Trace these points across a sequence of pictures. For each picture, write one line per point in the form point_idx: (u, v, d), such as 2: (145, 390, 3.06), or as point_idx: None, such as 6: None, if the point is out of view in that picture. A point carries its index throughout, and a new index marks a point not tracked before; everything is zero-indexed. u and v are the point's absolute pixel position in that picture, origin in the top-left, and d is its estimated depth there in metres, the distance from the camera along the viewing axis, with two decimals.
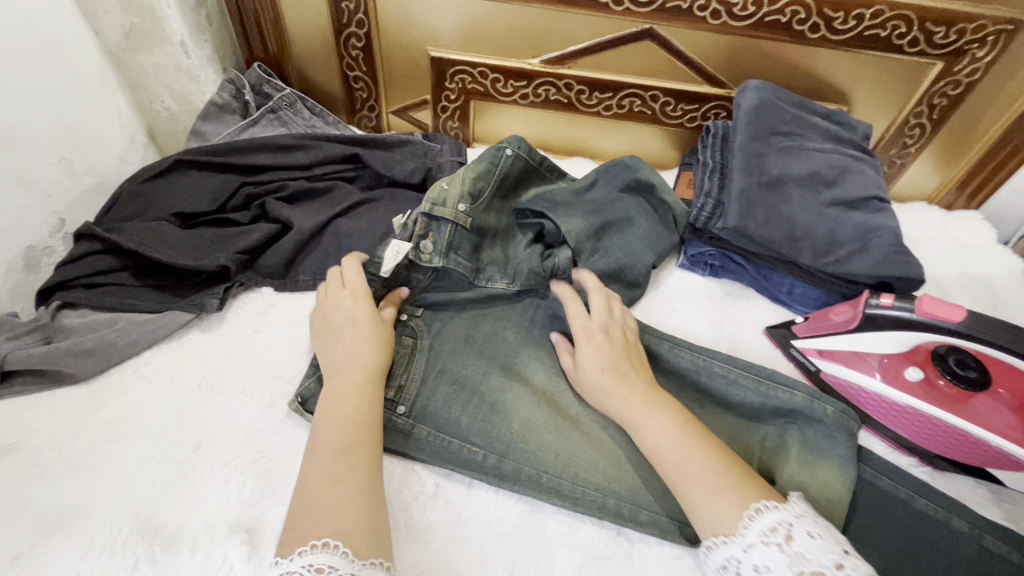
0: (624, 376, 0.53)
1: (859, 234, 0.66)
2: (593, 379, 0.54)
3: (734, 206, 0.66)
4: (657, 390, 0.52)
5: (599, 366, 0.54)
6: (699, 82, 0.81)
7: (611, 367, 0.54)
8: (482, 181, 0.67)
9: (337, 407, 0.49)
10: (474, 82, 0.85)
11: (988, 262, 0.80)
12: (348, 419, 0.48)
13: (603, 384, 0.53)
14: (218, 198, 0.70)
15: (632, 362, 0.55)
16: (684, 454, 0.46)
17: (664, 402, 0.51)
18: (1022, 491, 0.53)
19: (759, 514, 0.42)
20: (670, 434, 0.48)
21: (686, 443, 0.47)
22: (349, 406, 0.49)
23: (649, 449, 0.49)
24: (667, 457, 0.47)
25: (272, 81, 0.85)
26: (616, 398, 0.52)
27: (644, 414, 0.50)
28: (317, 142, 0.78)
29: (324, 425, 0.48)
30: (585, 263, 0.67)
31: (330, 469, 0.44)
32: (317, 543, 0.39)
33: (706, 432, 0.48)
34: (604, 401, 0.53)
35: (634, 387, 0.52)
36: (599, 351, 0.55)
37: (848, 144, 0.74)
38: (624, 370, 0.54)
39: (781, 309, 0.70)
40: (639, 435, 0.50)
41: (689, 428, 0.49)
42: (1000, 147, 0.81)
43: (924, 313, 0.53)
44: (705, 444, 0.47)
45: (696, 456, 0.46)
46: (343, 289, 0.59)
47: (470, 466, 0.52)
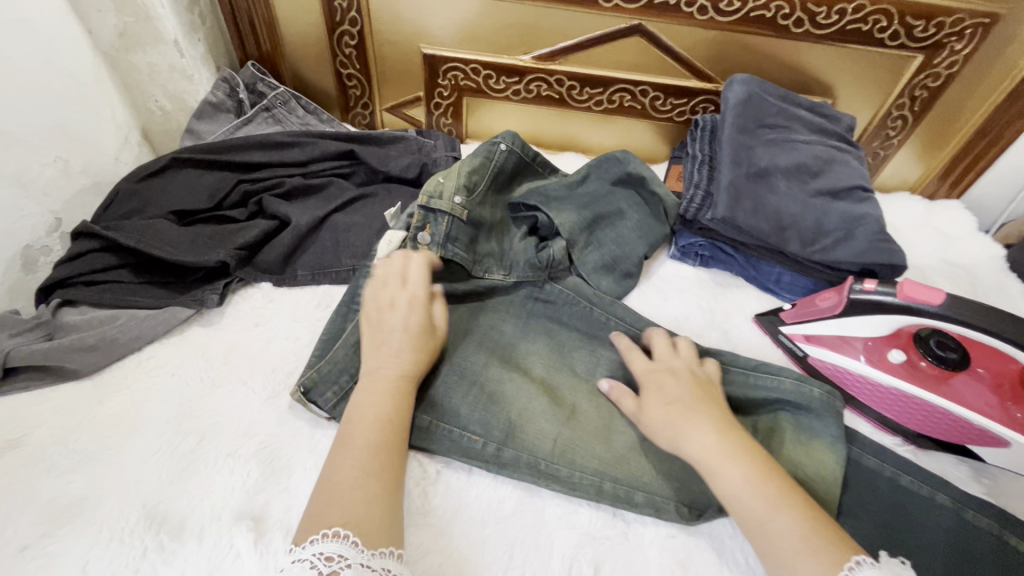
0: (696, 410, 0.50)
1: (843, 223, 0.68)
2: (660, 418, 0.51)
3: (723, 196, 0.67)
4: (734, 430, 0.49)
5: (667, 404, 0.51)
6: (687, 77, 0.82)
7: (681, 401, 0.51)
8: (478, 174, 0.69)
9: (370, 406, 0.49)
10: (466, 78, 0.86)
11: (968, 249, 0.82)
12: (367, 411, 0.49)
13: (672, 422, 0.50)
14: (215, 196, 0.71)
15: (704, 397, 0.51)
16: (768, 510, 0.43)
17: (743, 444, 0.47)
18: (1001, 466, 0.55)
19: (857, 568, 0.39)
20: (751, 484, 0.44)
21: (770, 498, 0.44)
22: (382, 407, 0.50)
23: (727, 497, 0.45)
24: (747, 508, 0.44)
25: (265, 80, 0.86)
26: (689, 435, 0.48)
27: (723, 459, 0.46)
28: (312, 139, 0.79)
29: (358, 426, 0.48)
30: (580, 254, 0.69)
31: (361, 466, 0.45)
32: (328, 532, 0.41)
33: (787, 480, 0.45)
34: (675, 441, 0.49)
35: (709, 425, 0.49)
36: (663, 390, 0.53)
37: (832, 135, 0.76)
38: (696, 405, 0.50)
39: (770, 297, 0.72)
40: (714, 481, 0.46)
41: (773, 479, 0.45)
42: (980, 138, 0.84)
43: (905, 297, 0.54)
44: (789, 498, 0.44)
45: (781, 513, 0.43)
46: (403, 288, 0.58)
47: (470, 454, 0.53)
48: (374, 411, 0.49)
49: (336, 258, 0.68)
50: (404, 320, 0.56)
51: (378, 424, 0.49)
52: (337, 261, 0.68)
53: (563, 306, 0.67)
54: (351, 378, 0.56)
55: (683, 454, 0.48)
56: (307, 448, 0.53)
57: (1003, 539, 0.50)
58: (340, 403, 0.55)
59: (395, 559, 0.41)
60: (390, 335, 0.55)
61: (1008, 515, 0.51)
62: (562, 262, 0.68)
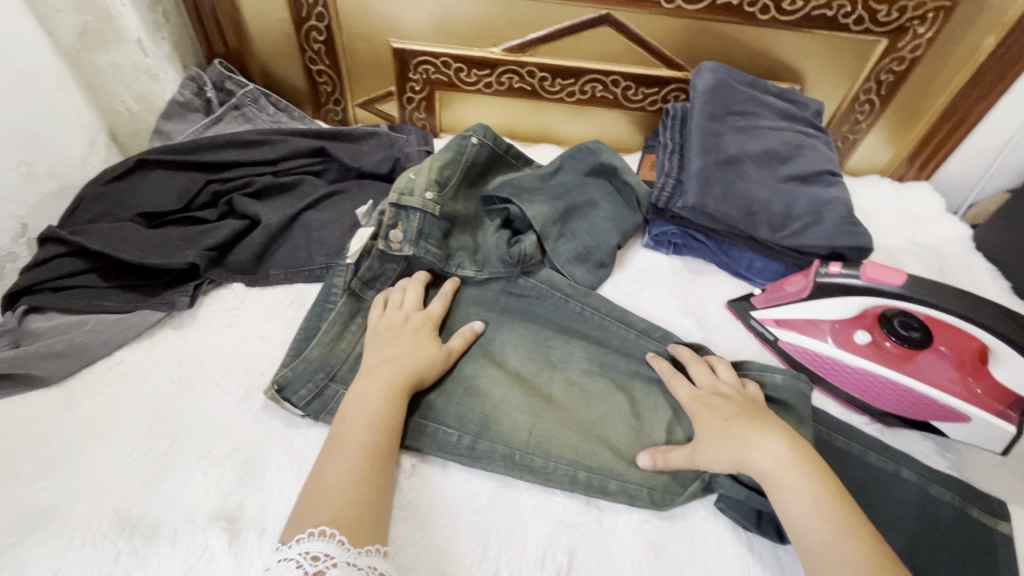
0: (757, 422, 0.50)
1: (811, 207, 0.69)
2: (718, 438, 0.50)
3: (693, 184, 0.68)
4: (806, 449, 0.48)
5: (728, 418, 0.51)
6: (657, 66, 0.83)
7: (740, 415, 0.51)
8: (449, 169, 0.69)
9: (366, 407, 0.50)
10: (438, 72, 0.85)
11: (936, 230, 0.84)
12: (361, 412, 0.50)
13: (737, 435, 0.49)
14: (183, 197, 0.70)
15: (761, 413, 0.51)
16: (834, 538, 0.43)
17: (815, 465, 0.46)
18: (965, 441, 0.57)
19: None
20: (818, 507, 0.44)
21: (838, 525, 0.43)
22: (376, 406, 0.51)
23: (790, 516, 0.45)
24: (811, 530, 0.43)
25: (233, 77, 0.85)
26: (755, 447, 0.48)
27: (795, 476, 0.46)
28: (282, 137, 0.78)
29: (351, 429, 0.49)
30: (553, 247, 0.69)
31: (354, 471, 0.46)
32: (315, 531, 0.41)
33: (854, 507, 0.44)
34: (739, 455, 0.48)
35: (778, 439, 0.48)
36: (718, 410, 0.52)
37: (800, 121, 0.77)
38: (756, 417, 0.51)
39: (742, 283, 0.73)
40: (779, 498, 0.46)
41: (844, 505, 0.44)
42: (946, 120, 0.85)
43: (868, 279, 0.55)
44: (858, 526, 0.43)
45: (848, 542, 0.42)
46: (414, 310, 0.61)
47: (444, 447, 0.54)
48: (360, 411, 0.50)
49: (308, 256, 0.67)
50: (422, 344, 0.57)
51: (354, 421, 0.50)
52: (310, 260, 0.67)
53: (537, 298, 0.67)
54: (328, 375, 0.57)
55: (749, 467, 0.47)
56: (282, 447, 0.53)
57: (964, 511, 0.52)
58: (315, 400, 0.55)
59: (381, 557, 0.42)
60: (413, 360, 0.55)
61: (969, 487, 0.53)
62: (533, 257, 0.68)
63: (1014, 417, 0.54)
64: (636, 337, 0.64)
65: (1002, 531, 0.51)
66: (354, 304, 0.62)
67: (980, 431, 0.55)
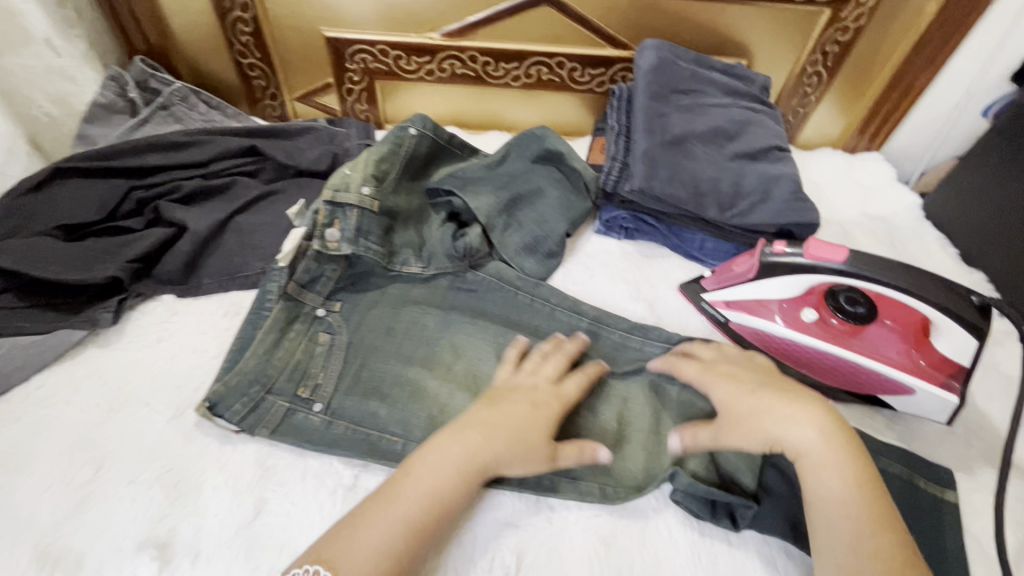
0: (787, 393, 0.49)
1: (759, 184, 0.69)
2: (751, 411, 0.49)
3: (638, 166, 0.67)
4: (848, 431, 0.47)
5: (758, 388, 0.50)
6: (602, 45, 0.80)
7: (767, 386, 0.50)
8: (387, 162, 0.66)
9: (437, 474, 0.45)
10: (375, 61, 0.82)
11: (887, 201, 0.84)
12: (423, 473, 0.45)
13: (769, 409, 0.48)
14: (105, 206, 0.66)
15: (789, 384, 0.51)
16: (867, 529, 0.43)
17: (855, 451, 0.46)
18: (913, 413, 0.57)
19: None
20: (854, 495, 0.44)
21: (873, 516, 0.43)
22: (448, 476, 0.45)
23: (820, 498, 0.45)
24: (844, 517, 0.43)
25: (158, 75, 0.80)
26: (791, 427, 0.47)
27: (834, 460, 0.45)
28: (211, 137, 0.74)
29: (405, 496, 0.44)
30: (499, 238, 0.67)
31: (387, 537, 0.42)
32: (310, 568, 0.41)
33: (887, 499, 0.44)
34: (773, 430, 0.47)
35: (818, 416, 0.48)
36: (745, 382, 0.51)
37: (746, 97, 0.76)
38: (782, 388, 0.50)
39: (694, 265, 0.72)
40: (813, 478, 0.46)
41: (876, 495, 0.44)
42: (894, 88, 0.85)
43: (811, 257, 0.55)
44: (889, 520, 0.43)
45: (880, 534, 0.42)
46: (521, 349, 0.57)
47: (388, 455, 0.51)
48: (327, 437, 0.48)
49: (243, 262, 0.64)
50: (534, 425, 0.49)
51: (403, 474, 0.46)
52: (245, 265, 0.64)
53: (486, 292, 0.65)
54: (264, 388, 0.54)
55: (780, 441, 0.47)
56: (217, 466, 0.50)
57: (912, 482, 0.52)
58: (251, 415, 0.53)
59: None
60: (512, 452, 0.47)
61: (915, 458, 0.54)
62: (481, 250, 0.67)
63: (956, 386, 0.53)
64: (588, 327, 0.62)
65: (949, 501, 0.51)
66: (291, 309, 0.59)
67: (925, 403, 0.55)
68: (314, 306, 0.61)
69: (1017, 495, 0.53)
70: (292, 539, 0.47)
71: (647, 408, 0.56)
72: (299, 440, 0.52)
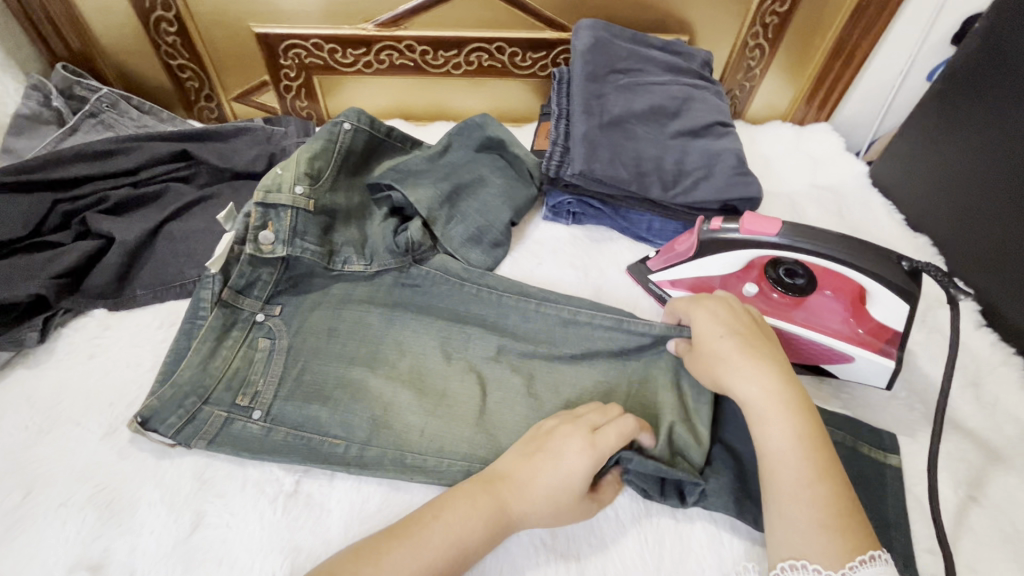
0: (748, 343, 0.48)
1: (702, 161, 0.68)
2: (711, 357, 0.48)
3: (578, 150, 0.66)
4: (796, 384, 0.46)
5: (723, 336, 0.49)
6: (541, 29, 0.79)
7: (732, 334, 0.49)
8: (321, 160, 0.63)
9: (464, 524, 0.43)
10: (310, 56, 0.80)
11: (835, 170, 0.85)
12: (453, 521, 0.43)
13: (725, 359, 0.47)
14: (29, 221, 0.63)
15: (757, 334, 0.49)
16: (807, 479, 0.41)
17: (802, 404, 0.45)
18: (855, 380, 0.58)
19: (870, 563, 0.38)
20: (797, 446, 0.43)
21: (814, 467, 0.42)
22: (474, 528, 0.43)
23: (765, 450, 0.44)
24: (786, 468, 0.42)
25: (82, 82, 0.76)
26: (741, 380, 0.46)
27: (779, 412, 0.44)
28: (139, 143, 0.72)
29: (433, 543, 0.41)
30: (443, 231, 0.65)
31: None
32: None
33: (831, 452, 0.43)
34: (724, 379, 0.47)
35: (769, 368, 0.46)
36: (717, 325, 0.50)
37: (686, 73, 0.76)
38: (747, 337, 0.49)
39: (642, 246, 0.71)
40: (759, 431, 0.44)
41: (819, 448, 0.43)
42: (837, 57, 0.85)
43: (746, 231, 0.55)
44: (831, 471, 0.42)
45: (820, 485, 0.41)
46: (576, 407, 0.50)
47: (330, 459, 0.50)
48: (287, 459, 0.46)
49: (177, 270, 0.63)
50: (564, 475, 0.45)
51: (443, 516, 0.43)
52: (179, 274, 0.63)
53: (431, 287, 0.62)
54: (200, 399, 0.52)
55: (732, 393, 0.47)
56: (152, 480, 0.49)
57: (856, 449, 0.52)
58: (187, 426, 0.50)
59: None
60: (542, 508, 0.45)
61: (858, 424, 0.54)
62: (423, 244, 0.64)
63: (892, 351, 0.54)
64: (536, 309, 0.59)
65: (891, 464, 0.51)
66: (228, 316, 0.56)
67: (864, 369, 0.56)
68: (251, 312, 0.58)
69: (954, 452, 0.54)
70: (231, 552, 0.46)
71: (595, 392, 0.55)
72: (237, 449, 0.50)
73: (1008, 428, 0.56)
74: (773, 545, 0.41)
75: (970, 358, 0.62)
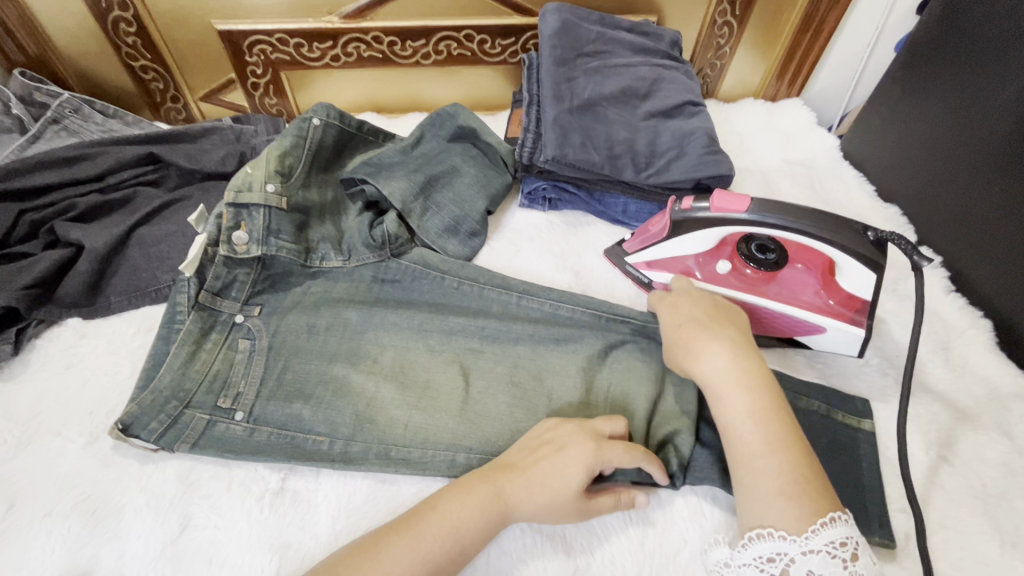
0: (707, 325, 0.49)
1: (674, 141, 0.69)
2: (673, 342, 0.50)
3: (550, 135, 0.66)
4: (754, 358, 0.47)
5: (684, 322, 0.50)
6: (509, 14, 0.79)
7: (692, 320, 0.50)
8: (292, 156, 0.63)
9: (461, 512, 0.42)
10: (276, 51, 0.78)
11: (807, 145, 0.86)
12: (451, 510, 0.42)
13: (683, 342, 0.49)
14: None
15: (720, 317, 0.50)
16: (762, 450, 0.42)
17: (757, 377, 0.45)
18: (829, 350, 0.59)
19: (832, 525, 0.38)
20: (753, 419, 0.43)
21: (769, 438, 0.42)
22: (469, 516, 0.42)
23: (725, 426, 0.45)
24: (743, 440, 0.43)
25: (42, 87, 0.74)
26: (696, 358, 0.47)
27: (733, 387, 0.45)
28: (105, 148, 0.71)
29: (435, 537, 0.41)
30: (419, 223, 0.65)
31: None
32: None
33: (791, 422, 0.43)
34: (683, 361, 0.48)
35: (724, 344, 0.47)
36: (680, 313, 0.52)
37: (656, 53, 0.77)
38: (707, 321, 0.50)
39: (619, 229, 0.72)
40: (718, 406, 0.45)
41: (774, 419, 0.43)
42: (804, 31, 0.86)
43: (717, 209, 0.55)
44: (788, 440, 0.42)
45: (775, 454, 0.42)
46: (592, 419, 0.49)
47: (315, 457, 0.50)
48: None
49: (152, 276, 0.62)
50: (563, 476, 0.44)
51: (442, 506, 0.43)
52: (153, 279, 0.62)
53: (411, 280, 0.61)
54: (181, 403, 0.51)
55: (692, 372, 0.48)
56: (136, 487, 0.49)
57: (831, 417, 0.53)
58: (169, 430, 0.50)
59: None
60: (536, 502, 0.44)
61: (833, 393, 0.55)
62: (400, 236, 0.63)
63: (862, 320, 0.56)
64: (518, 301, 0.59)
65: (863, 430, 0.53)
66: (206, 319, 0.55)
67: (837, 340, 0.57)
68: (231, 313, 0.57)
69: (926, 415, 0.56)
70: (220, 552, 0.46)
71: (577, 375, 0.55)
72: (221, 452, 0.50)
73: (977, 389, 0.58)
74: (741, 517, 0.42)
75: (940, 324, 0.64)
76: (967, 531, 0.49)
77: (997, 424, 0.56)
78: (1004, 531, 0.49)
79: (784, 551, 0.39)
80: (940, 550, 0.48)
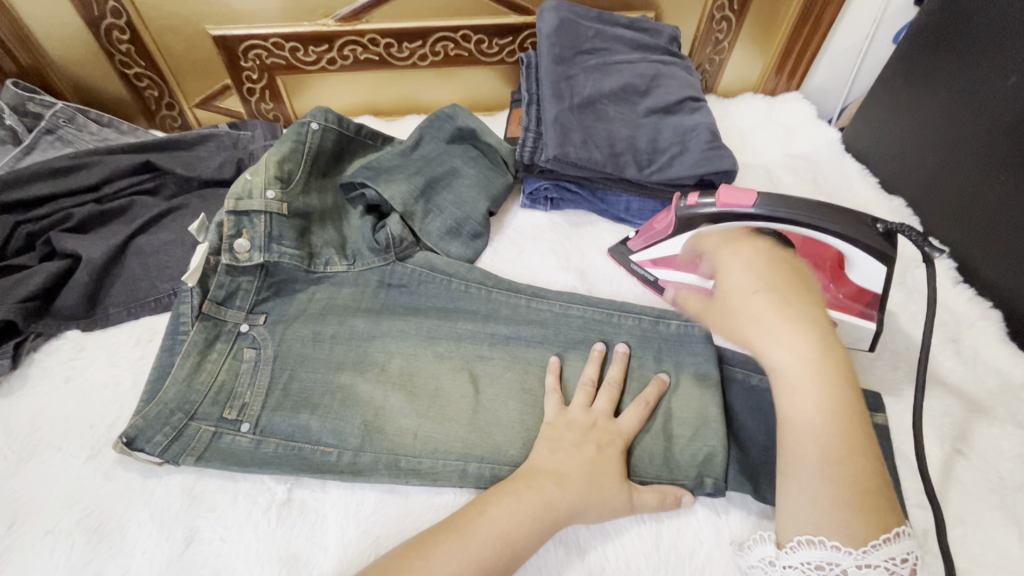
0: (782, 299, 0.45)
1: (675, 137, 0.68)
2: (742, 314, 0.46)
3: (552, 135, 0.65)
4: (835, 349, 0.43)
5: (753, 291, 0.46)
6: (506, 13, 0.78)
7: (762, 289, 0.46)
8: (291, 162, 0.62)
9: (510, 517, 0.42)
10: (271, 56, 0.78)
11: (808, 139, 0.85)
12: (501, 516, 0.42)
13: (759, 320, 0.45)
14: None
15: (796, 287, 0.46)
16: (835, 456, 0.40)
17: (842, 376, 0.42)
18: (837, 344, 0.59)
19: (895, 540, 0.38)
20: (830, 419, 0.41)
21: (846, 444, 0.40)
22: (519, 521, 0.42)
23: (794, 418, 0.42)
24: (815, 442, 0.40)
25: (36, 97, 0.73)
26: (778, 342, 0.43)
27: (817, 380, 0.42)
28: (99, 157, 0.70)
29: (481, 537, 0.41)
30: (421, 226, 0.64)
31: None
32: None
33: (867, 431, 0.41)
34: (757, 339, 0.45)
35: (807, 332, 0.43)
36: (752, 280, 0.47)
37: (655, 50, 0.76)
38: (781, 292, 0.46)
39: (622, 227, 0.72)
40: (792, 398, 0.42)
41: (854, 425, 0.41)
42: (804, 24, 0.85)
43: (724, 205, 0.54)
44: (864, 447, 0.40)
45: (849, 462, 0.40)
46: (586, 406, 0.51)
47: (322, 468, 0.49)
48: None
49: (150, 286, 0.62)
50: (606, 472, 0.46)
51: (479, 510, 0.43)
52: (152, 289, 0.62)
53: (418, 285, 0.61)
54: (187, 415, 0.50)
55: (767, 355, 0.44)
56: (141, 500, 0.48)
57: None
58: (174, 443, 0.49)
59: None
60: (586, 501, 0.44)
61: None
62: (405, 240, 0.62)
63: (872, 314, 0.55)
64: (527, 302, 0.59)
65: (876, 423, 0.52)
66: (211, 329, 0.54)
67: (846, 334, 0.57)
68: (235, 323, 0.56)
69: (939, 408, 0.55)
70: (227, 565, 0.46)
71: None
72: (226, 464, 0.49)
73: (989, 380, 0.58)
74: (784, 521, 0.41)
75: (950, 315, 0.63)
76: (986, 524, 0.48)
77: (1011, 414, 0.55)
78: (1021, 521, 0.48)
79: (836, 562, 0.38)
80: (959, 544, 0.47)
